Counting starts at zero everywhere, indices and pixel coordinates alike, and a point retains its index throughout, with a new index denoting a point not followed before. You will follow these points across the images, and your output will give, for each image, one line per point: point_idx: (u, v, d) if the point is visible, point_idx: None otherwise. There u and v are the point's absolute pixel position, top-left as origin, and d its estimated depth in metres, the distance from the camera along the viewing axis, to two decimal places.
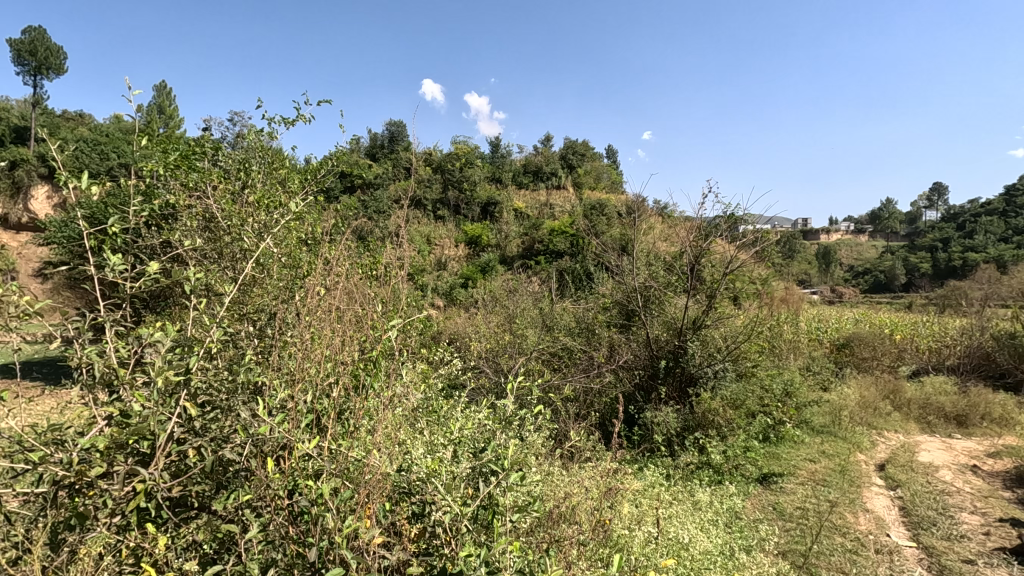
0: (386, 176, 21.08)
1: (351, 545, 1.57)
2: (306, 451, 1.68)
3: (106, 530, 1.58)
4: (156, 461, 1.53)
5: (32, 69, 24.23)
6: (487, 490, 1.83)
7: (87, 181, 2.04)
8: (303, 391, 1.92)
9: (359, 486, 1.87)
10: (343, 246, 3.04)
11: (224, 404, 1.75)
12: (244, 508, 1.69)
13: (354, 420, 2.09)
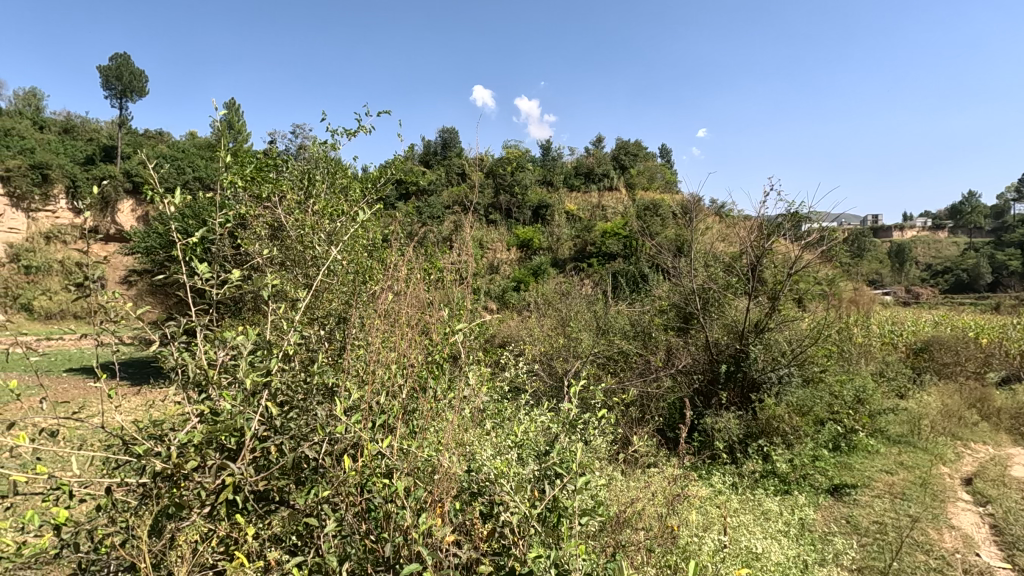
0: (439, 182, 21.54)
1: (427, 544, 1.62)
2: (381, 450, 1.74)
3: (199, 520, 1.69)
4: (243, 457, 1.63)
5: (118, 93, 26.33)
6: (554, 493, 1.84)
7: (175, 197, 2.22)
8: (374, 392, 2.00)
9: (428, 484, 1.94)
10: (403, 252, 3.14)
11: (301, 404, 1.84)
12: (323, 503, 1.78)
13: (421, 420, 2.15)
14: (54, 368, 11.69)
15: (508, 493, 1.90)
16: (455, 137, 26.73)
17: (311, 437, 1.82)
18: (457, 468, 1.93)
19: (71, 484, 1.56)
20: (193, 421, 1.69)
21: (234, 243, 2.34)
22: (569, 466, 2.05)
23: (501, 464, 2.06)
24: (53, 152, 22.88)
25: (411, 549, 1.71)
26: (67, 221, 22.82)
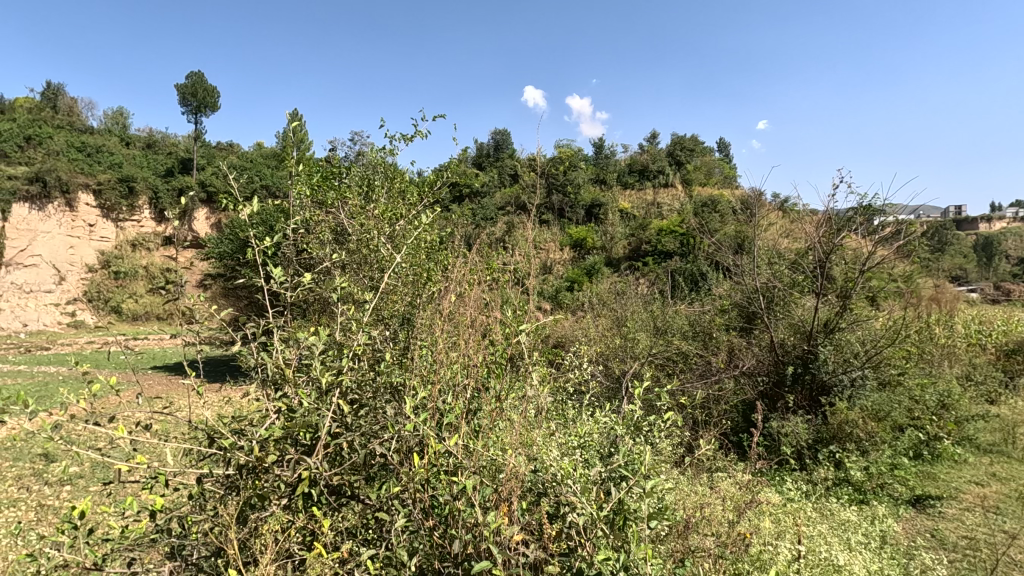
0: (492, 184, 21.78)
1: (497, 542, 1.64)
2: (449, 448, 1.79)
3: (279, 510, 1.80)
4: (319, 453, 1.72)
5: (193, 108, 28.16)
6: (620, 495, 1.82)
7: (250, 206, 2.36)
8: (439, 391, 2.05)
9: (494, 483, 1.97)
10: (461, 254, 3.20)
11: (371, 401, 1.91)
12: (394, 499, 1.85)
13: (485, 419, 2.19)
14: (139, 366, 12.63)
15: (575, 493, 1.90)
16: (507, 139, 26.91)
17: (381, 434, 1.89)
18: (524, 467, 1.95)
19: (168, 474, 1.68)
20: (272, 416, 1.79)
21: (302, 247, 2.46)
22: (635, 469, 2.03)
23: (567, 464, 2.06)
24: (138, 166, 24.71)
25: (480, 547, 1.74)
26: (150, 229, 24.59)
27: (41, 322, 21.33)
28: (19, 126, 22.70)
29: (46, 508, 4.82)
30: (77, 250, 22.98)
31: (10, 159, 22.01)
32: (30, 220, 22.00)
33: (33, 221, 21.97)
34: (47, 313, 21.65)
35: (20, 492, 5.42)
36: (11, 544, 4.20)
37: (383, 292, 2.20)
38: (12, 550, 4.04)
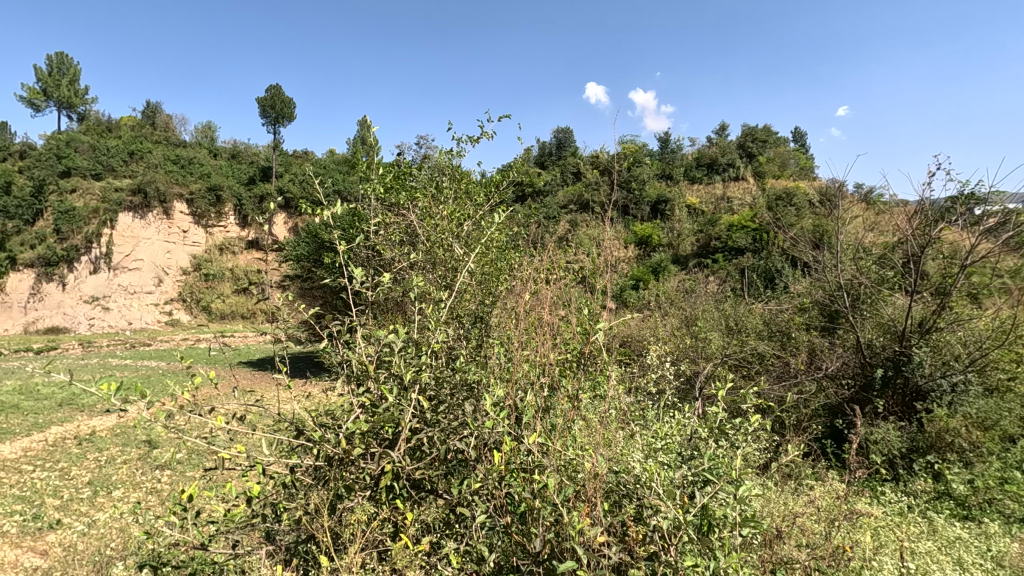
0: (553, 183, 21.82)
1: (580, 542, 1.64)
2: (529, 445, 1.80)
3: (364, 501, 1.88)
4: (401, 447, 1.78)
5: (272, 120, 29.95)
6: (704, 500, 1.75)
7: (334, 211, 2.48)
8: (514, 389, 2.08)
9: (573, 483, 1.96)
10: (532, 254, 3.22)
11: (449, 399, 1.96)
12: (473, 495, 1.89)
13: (562, 418, 2.18)
14: (228, 362, 13.65)
15: (658, 495, 1.87)
16: (570, 137, 26.83)
17: (461, 431, 1.93)
18: (603, 467, 1.93)
19: (264, 462, 1.81)
20: (357, 411, 1.87)
21: (375, 247, 2.55)
22: (722, 473, 1.96)
23: (649, 465, 2.03)
24: (224, 175, 26.60)
25: (562, 544, 1.75)
26: (236, 234, 26.43)
27: (143, 320, 23.34)
28: (124, 143, 25.52)
29: (156, 490, 5.33)
30: (173, 254, 24.91)
31: (116, 172, 24.35)
32: (133, 228, 24.14)
33: (135, 229, 24.07)
34: (149, 312, 23.58)
35: (130, 475, 5.99)
36: (125, 523, 4.65)
37: (457, 291, 2.24)
38: (127, 528, 4.47)
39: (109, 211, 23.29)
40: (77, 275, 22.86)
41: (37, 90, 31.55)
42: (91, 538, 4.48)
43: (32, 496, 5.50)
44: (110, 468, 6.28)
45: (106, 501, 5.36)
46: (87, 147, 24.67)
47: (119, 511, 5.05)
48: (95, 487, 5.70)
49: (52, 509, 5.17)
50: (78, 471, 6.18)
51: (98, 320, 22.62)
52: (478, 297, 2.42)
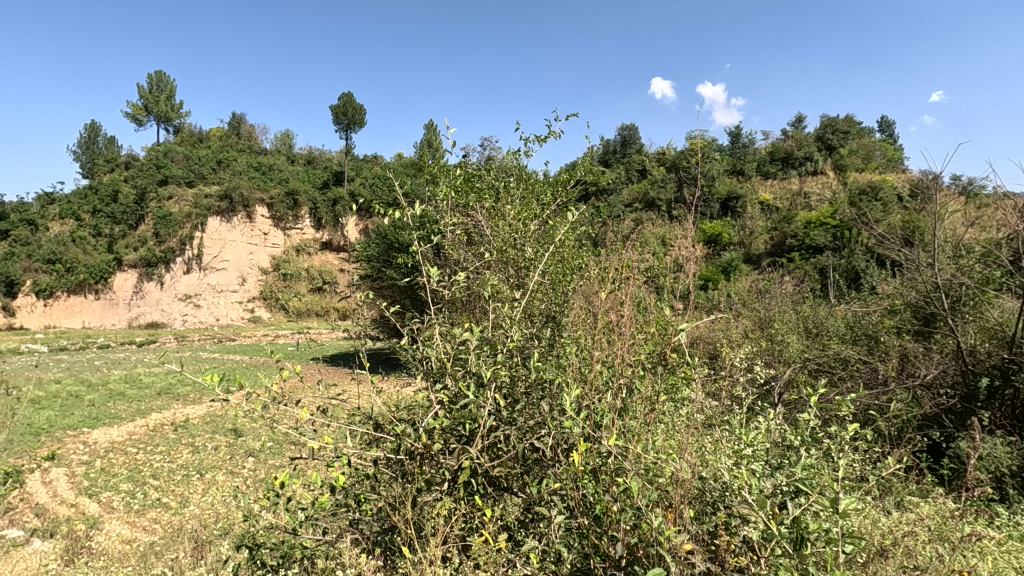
0: (617, 181, 21.56)
1: (666, 548, 1.61)
2: (609, 446, 1.78)
3: (444, 496, 1.94)
4: (479, 444, 1.82)
5: (344, 126, 31.33)
6: (799, 512, 1.66)
7: (410, 212, 2.57)
8: (591, 390, 2.07)
9: (656, 488, 1.93)
10: (602, 254, 3.17)
11: (526, 397, 1.99)
12: (552, 494, 1.91)
13: (640, 420, 2.14)
14: (306, 357, 14.43)
15: (748, 504, 1.79)
16: (635, 134, 26.39)
17: (539, 430, 1.96)
18: (688, 472, 1.88)
19: (349, 454, 1.91)
20: (435, 408, 1.92)
21: (445, 245, 2.59)
22: (817, 485, 1.85)
23: (735, 471, 1.96)
24: (301, 180, 28.16)
25: (647, 551, 1.72)
26: (311, 236, 27.91)
27: (229, 317, 25.31)
28: (212, 153, 27.58)
29: (248, 476, 5.74)
30: (256, 256, 26.62)
31: (206, 180, 26.31)
32: (221, 231, 25.93)
33: (223, 233, 25.91)
34: (234, 310, 25.46)
35: (219, 461, 6.47)
36: (216, 505, 4.99)
37: (532, 289, 2.25)
38: (218, 510, 4.81)
39: (200, 215, 25.18)
40: (173, 274, 24.83)
41: (140, 106, 34.67)
42: (187, 517, 4.85)
43: (136, 476, 6.05)
44: (202, 453, 6.81)
45: (202, 483, 5.81)
46: (181, 157, 26.83)
47: (215, 493, 5.46)
48: (192, 470, 6.19)
49: (153, 489, 5.66)
50: (175, 455, 6.75)
51: (190, 317, 24.58)
52: (550, 295, 2.42)
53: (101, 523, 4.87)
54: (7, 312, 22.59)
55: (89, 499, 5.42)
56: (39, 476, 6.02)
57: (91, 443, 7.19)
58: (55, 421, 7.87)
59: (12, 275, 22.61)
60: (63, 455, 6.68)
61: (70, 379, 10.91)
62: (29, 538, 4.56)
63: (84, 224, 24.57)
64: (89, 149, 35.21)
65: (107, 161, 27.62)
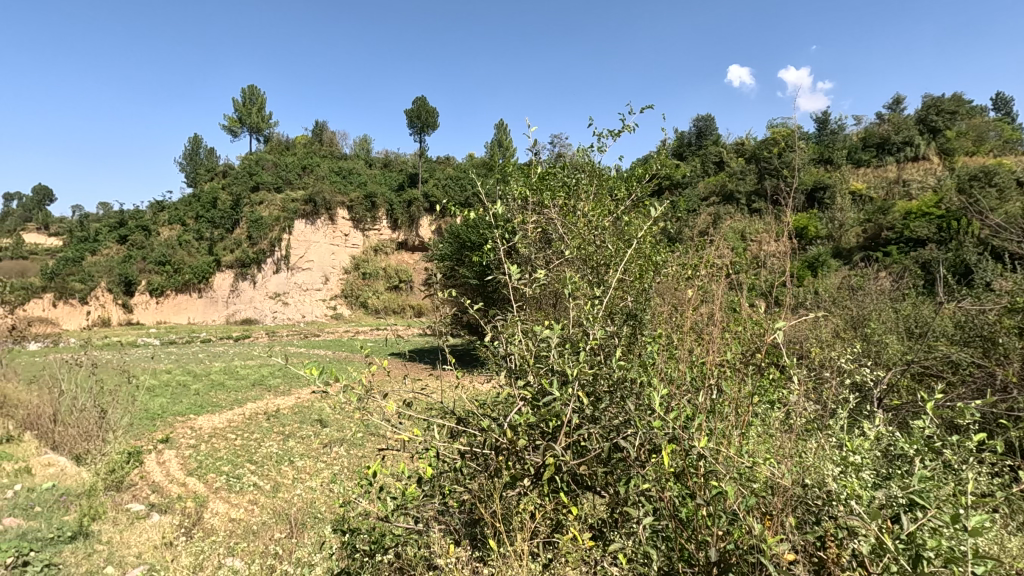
0: (692, 175, 20.85)
1: (769, 556, 1.55)
2: (701, 447, 1.73)
3: (528, 492, 1.97)
4: (563, 441, 1.84)
5: (418, 129, 32.32)
6: (916, 527, 1.53)
7: (488, 210, 2.62)
8: (679, 389, 2.03)
9: (752, 493, 1.85)
10: (685, 251, 3.08)
11: (609, 394, 1.97)
12: (640, 496, 1.88)
13: (732, 422, 2.06)
14: (384, 353, 15.05)
15: (857, 515, 1.69)
16: (711, 125, 25.43)
17: (625, 429, 1.93)
18: (789, 478, 1.80)
19: (437, 448, 1.99)
20: (519, 403, 1.96)
21: (524, 244, 2.62)
22: (939, 499, 1.69)
23: (843, 476, 1.85)
24: (379, 183, 29.41)
25: (745, 557, 1.66)
26: (388, 236, 29.12)
27: (314, 314, 26.88)
28: (298, 160, 29.40)
29: (337, 465, 6.08)
30: (338, 256, 28.10)
31: (292, 185, 28.09)
32: (306, 233, 27.52)
33: (307, 234, 27.50)
34: (318, 307, 27.04)
35: (309, 449, 6.90)
36: (306, 490, 5.30)
37: (613, 287, 2.23)
38: (309, 495, 5.10)
39: (288, 219, 26.90)
40: (264, 274, 26.59)
41: (235, 118, 37.45)
42: (281, 501, 5.19)
43: (237, 460, 6.57)
44: (292, 441, 7.27)
45: (293, 469, 6.21)
46: (271, 165, 28.77)
47: (305, 479, 5.82)
48: (285, 457, 6.62)
49: (252, 473, 6.12)
50: (269, 442, 7.25)
51: (280, 314, 26.30)
52: (631, 292, 2.38)
53: (208, 502, 5.32)
54: (125, 308, 25.10)
55: (196, 480, 5.93)
56: (155, 457, 6.69)
57: (197, 429, 7.87)
58: (167, 408, 8.72)
59: (130, 276, 25.13)
60: (174, 439, 7.38)
61: (179, 370, 12.03)
62: (149, 513, 5.06)
63: (188, 229, 26.87)
64: (192, 160, 38.48)
65: (208, 171, 30.15)
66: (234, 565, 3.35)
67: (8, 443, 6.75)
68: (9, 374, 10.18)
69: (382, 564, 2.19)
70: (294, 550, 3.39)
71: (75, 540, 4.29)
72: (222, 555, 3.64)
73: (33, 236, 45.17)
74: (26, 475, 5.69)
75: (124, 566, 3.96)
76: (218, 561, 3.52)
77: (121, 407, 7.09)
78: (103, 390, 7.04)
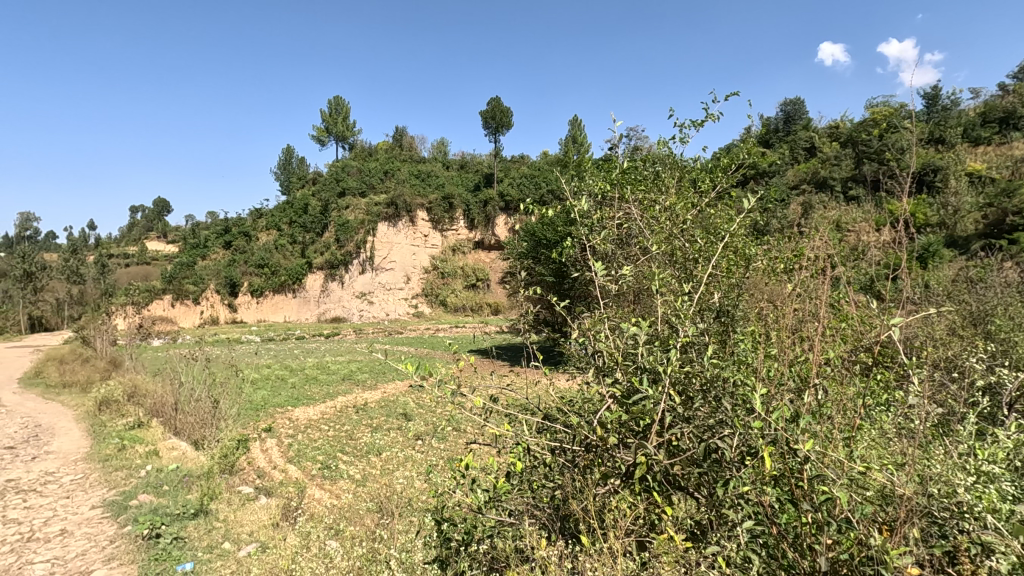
0: (780, 163, 19.67)
1: (890, 570, 1.44)
2: (807, 450, 1.65)
3: (619, 489, 1.96)
4: (655, 440, 1.81)
5: (493, 130, 32.79)
6: None
7: (571, 208, 2.62)
8: (780, 389, 1.94)
9: (864, 499, 1.73)
10: (779, 244, 2.91)
11: (701, 394, 1.91)
12: (739, 498, 1.81)
13: (839, 425, 1.94)
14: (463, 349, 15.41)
15: (994, 530, 1.53)
16: (801, 109, 23.86)
17: (720, 429, 1.85)
18: (910, 486, 1.67)
19: (528, 443, 2.03)
20: (608, 401, 1.94)
21: (607, 239, 2.58)
22: None
23: (975, 487, 1.69)
24: (455, 185, 30.23)
25: (860, 569, 1.56)
26: (465, 236, 29.87)
27: (397, 312, 28.00)
28: (380, 165, 30.79)
29: (421, 458, 6.31)
30: (418, 256, 29.15)
31: (375, 189, 29.49)
32: (388, 235, 28.74)
33: (389, 236, 28.71)
34: (400, 305, 28.16)
35: (395, 442, 7.22)
36: (395, 479, 5.56)
37: (703, 283, 2.16)
38: (397, 483, 5.35)
39: (371, 221, 28.25)
40: (351, 275, 28.03)
41: (323, 129, 39.84)
42: (372, 488, 5.48)
43: (331, 450, 7.00)
44: (380, 434, 7.63)
45: (381, 460, 6.53)
46: (356, 170, 30.34)
47: (393, 469, 6.11)
48: (373, 448, 6.97)
49: (344, 462, 6.49)
50: (359, 434, 7.66)
51: (365, 312, 27.67)
52: (721, 287, 2.29)
53: (306, 488, 5.69)
54: (231, 308, 27.35)
55: (294, 467, 6.38)
56: (260, 444, 7.28)
57: (294, 420, 8.46)
58: (268, 400, 9.45)
59: (234, 278, 27.39)
60: (276, 428, 7.99)
61: (278, 364, 12.98)
62: (257, 495, 5.51)
63: (284, 234, 28.85)
64: (285, 169, 41.33)
65: (300, 179, 32.31)
66: (337, 547, 3.51)
67: (139, 429, 7.62)
68: (138, 367, 11.46)
69: (477, 555, 2.26)
70: (395, 534, 3.47)
71: (197, 517, 4.79)
72: (324, 538, 3.82)
73: (153, 244, 50.40)
74: (155, 456, 6.43)
75: (239, 542, 4.35)
76: (321, 543, 3.68)
77: (229, 398, 7.76)
78: (215, 382, 7.77)
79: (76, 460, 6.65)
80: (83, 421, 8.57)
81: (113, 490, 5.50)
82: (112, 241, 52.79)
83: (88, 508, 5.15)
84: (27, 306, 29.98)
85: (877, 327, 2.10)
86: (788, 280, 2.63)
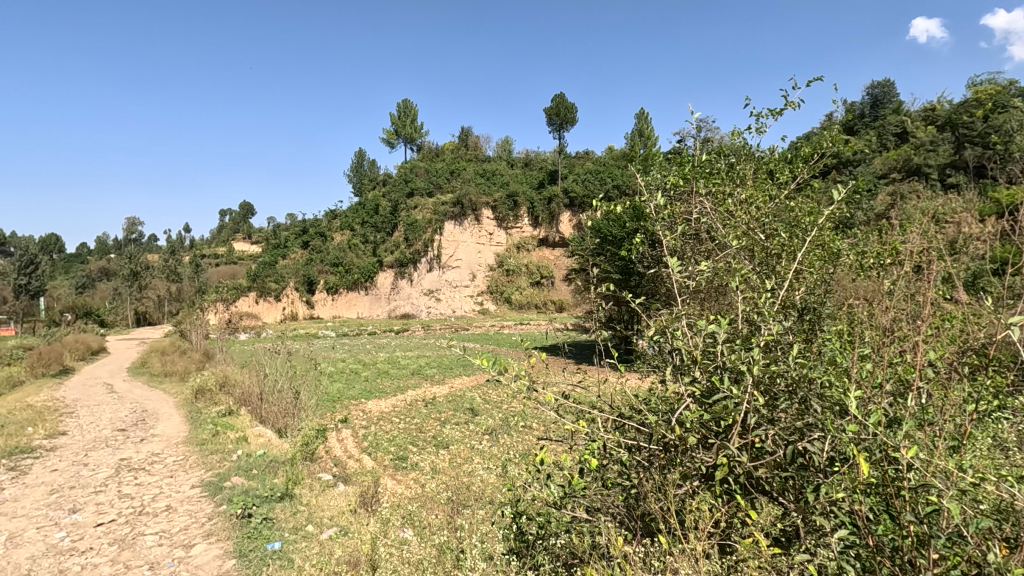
0: (866, 150, 18.32)
1: None
2: (910, 459, 1.54)
3: (700, 489, 1.92)
4: (737, 441, 1.75)
5: (557, 126, 32.66)
6: None
7: (642, 204, 2.56)
8: (877, 392, 1.81)
9: (977, 512, 1.60)
10: (869, 237, 2.72)
11: (787, 394, 1.83)
12: (831, 503, 1.72)
13: (944, 431, 1.80)
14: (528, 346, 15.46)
15: None
16: (891, 91, 22.10)
17: (809, 432, 1.77)
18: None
19: (604, 441, 2.02)
20: (687, 400, 1.89)
21: (682, 235, 2.51)
22: None
23: None
24: (520, 183, 30.44)
25: None
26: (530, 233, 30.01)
27: (463, 309, 28.43)
28: (447, 165, 31.45)
29: (489, 453, 6.41)
30: (483, 254, 29.58)
31: (442, 190, 30.20)
32: (455, 234, 29.27)
33: (456, 235, 29.25)
34: (467, 303, 28.61)
35: (464, 435, 7.40)
36: (465, 473, 5.69)
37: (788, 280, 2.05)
38: (468, 476, 5.48)
39: (438, 221, 28.95)
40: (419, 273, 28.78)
41: (392, 131, 41.17)
42: (443, 480, 5.65)
43: (403, 442, 7.25)
44: (448, 427, 7.84)
45: (450, 452, 6.71)
46: (423, 171, 31.19)
47: (461, 463, 6.26)
48: (442, 441, 7.16)
49: (415, 454, 6.72)
50: (428, 427, 7.89)
51: (433, 309, 28.34)
52: (806, 283, 2.17)
53: (381, 477, 5.93)
54: (309, 305, 28.88)
55: (369, 457, 6.67)
56: (337, 434, 7.67)
57: (367, 412, 8.83)
58: (344, 392, 9.93)
59: (312, 276, 28.91)
60: (351, 420, 8.38)
61: (352, 359, 13.60)
62: (335, 482, 5.81)
63: (356, 234, 30.11)
64: (357, 172, 43.09)
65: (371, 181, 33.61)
66: (413, 535, 3.65)
67: (230, 416, 8.23)
68: (228, 358, 12.37)
69: (552, 548, 2.28)
70: (471, 526, 3.56)
71: (284, 500, 5.12)
72: (401, 525, 3.98)
73: (239, 245, 54.06)
74: (245, 442, 6.92)
75: (321, 526, 4.59)
76: (398, 531, 3.83)
77: (309, 389, 8.21)
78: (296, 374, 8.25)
79: (177, 443, 7.28)
80: (183, 407, 9.37)
81: (210, 472, 5.98)
82: (204, 242, 57.05)
83: (188, 487, 5.63)
84: (133, 303, 33.06)
85: (989, 327, 1.92)
86: (883, 276, 2.45)
